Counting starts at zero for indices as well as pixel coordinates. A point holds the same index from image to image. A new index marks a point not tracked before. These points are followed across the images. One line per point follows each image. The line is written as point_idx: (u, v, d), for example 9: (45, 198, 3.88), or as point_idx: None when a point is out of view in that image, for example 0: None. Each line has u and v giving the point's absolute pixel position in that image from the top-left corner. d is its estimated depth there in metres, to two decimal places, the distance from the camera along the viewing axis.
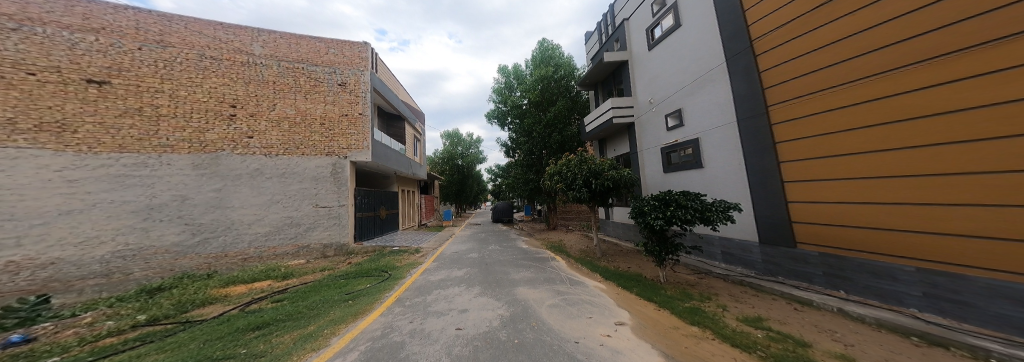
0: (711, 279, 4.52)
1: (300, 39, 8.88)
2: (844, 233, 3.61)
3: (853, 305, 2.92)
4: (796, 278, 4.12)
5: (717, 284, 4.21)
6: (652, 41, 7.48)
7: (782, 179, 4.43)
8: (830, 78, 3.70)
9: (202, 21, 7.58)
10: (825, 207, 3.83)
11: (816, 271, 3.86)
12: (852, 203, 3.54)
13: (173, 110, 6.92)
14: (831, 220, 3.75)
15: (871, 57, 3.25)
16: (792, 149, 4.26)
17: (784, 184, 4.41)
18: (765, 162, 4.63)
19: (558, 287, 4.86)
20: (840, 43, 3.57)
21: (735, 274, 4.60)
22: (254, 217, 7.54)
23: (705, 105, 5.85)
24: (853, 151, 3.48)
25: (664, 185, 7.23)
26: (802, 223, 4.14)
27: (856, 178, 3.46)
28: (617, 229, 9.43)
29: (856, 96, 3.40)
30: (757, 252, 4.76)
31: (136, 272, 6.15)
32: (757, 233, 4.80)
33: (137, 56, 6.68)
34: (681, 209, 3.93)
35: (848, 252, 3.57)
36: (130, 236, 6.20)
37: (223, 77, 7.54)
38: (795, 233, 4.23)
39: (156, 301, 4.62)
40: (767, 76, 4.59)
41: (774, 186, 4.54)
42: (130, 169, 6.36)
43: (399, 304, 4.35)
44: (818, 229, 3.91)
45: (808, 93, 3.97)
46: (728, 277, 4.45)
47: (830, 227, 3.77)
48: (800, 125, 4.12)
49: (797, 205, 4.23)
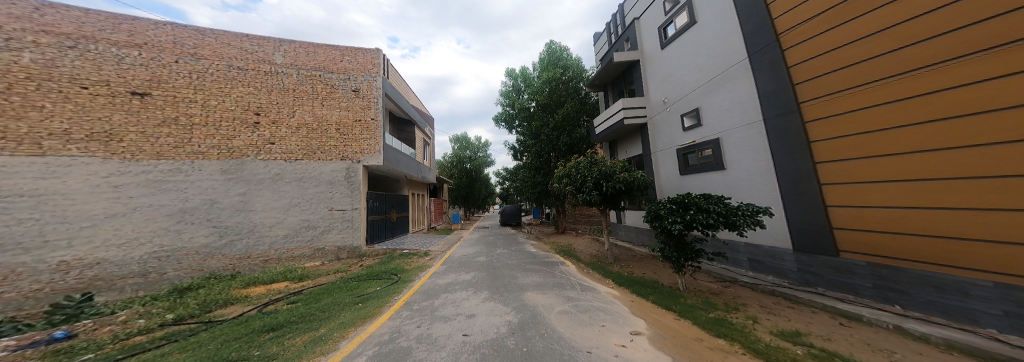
0: (737, 287, 4.18)
1: (318, 48, 9.23)
2: (895, 241, 3.19)
3: (912, 322, 2.54)
4: (838, 289, 3.69)
5: (745, 293, 3.88)
6: (666, 39, 7.17)
7: (819, 180, 4.02)
8: (867, 73, 3.33)
9: (231, 33, 8.01)
10: (870, 213, 3.42)
11: (864, 282, 3.43)
12: (902, 207, 3.13)
13: (205, 118, 7.33)
14: (880, 226, 3.33)
15: (917, 50, 2.88)
16: (827, 149, 3.87)
17: (822, 186, 4.00)
18: (798, 162, 4.24)
19: (568, 292, 4.70)
20: (879, 34, 3.21)
21: (765, 283, 4.22)
22: (275, 220, 7.86)
23: (725, 103, 5.48)
24: (899, 152, 3.09)
25: (680, 188, 6.85)
26: (846, 230, 3.71)
27: (906, 181, 3.06)
28: (630, 233, 9.11)
29: (901, 92, 3.03)
30: (792, 260, 4.35)
31: (170, 272, 6.54)
32: (791, 239, 4.41)
33: (174, 68, 7.14)
34: (702, 213, 3.66)
35: (901, 262, 3.14)
36: (165, 237, 6.61)
37: (248, 86, 7.93)
38: (836, 240, 3.81)
39: (184, 300, 4.88)
40: (796, 72, 4.22)
41: (810, 188, 4.13)
42: (166, 175, 6.78)
43: (407, 308, 4.36)
44: (865, 237, 3.48)
45: (841, 90, 3.63)
46: (757, 287, 4.07)
47: (879, 234, 3.34)
48: (835, 123, 3.74)
49: (839, 210, 3.80)
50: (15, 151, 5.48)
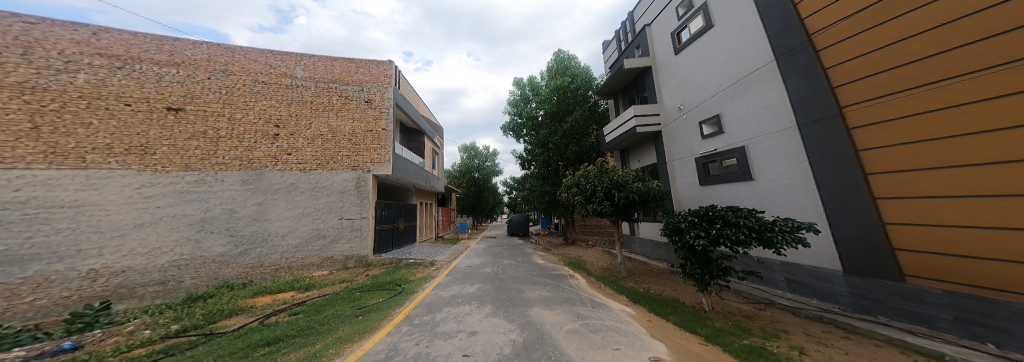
0: (775, 311, 3.64)
1: (335, 61, 9.59)
2: (988, 268, 2.41)
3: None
4: (908, 321, 2.89)
5: (785, 318, 3.37)
6: (679, 44, 6.84)
7: (873, 194, 3.25)
8: (935, 69, 2.70)
9: (257, 50, 8.46)
10: (955, 233, 2.63)
11: (942, 313, 2.65)
12: (990, 226, 2.40)
13: (230, 132, 7.67)
14: (967, 250, 2.56)
15: (999, 41, 2.29)
16: (882, 159, 3.15)
17: (876, 200, 3.23)
18: (842, 171, 3.52)
19: (578, 309, 4.34)
20: (946, 27, 2.63)
21: (809, 307, 3.61)
22: (287, 229, 8.00)
23: (749, 109, 4.95)
24: (986, 162, 2.39)
25: (700, 199, 6.29)
26: (911, 252, 2.94)
27: (997, 195, 2.34)
28: (644, 245, 8.58)
29: (982, 90, 2.39)
30: (842, 282, 3.54)
31: (187, 280, 6.69)
32: (839, 257, 3.61)
33: (207, 84, 7.55)
34: (730, 227, 3.26)
35: (996, 292, 2.36)
36: (185, 247, 6.80)
37: (270, 99, 8.28)
38: (898, 264, 3.03)
39: (191, 310, 4.94)
40: (835, 73, 3.61)
41: (858, 199, 3.38)
42: (191, 186, 7.04)
43: (408, 322, 4.16)
44: (944, 262, 2.69)
45: (899, 91, 2.97)
46: (800, 311, 3.51)
47: (968, 259, 2.55)
48: (891, 129, 3.05)
49: (903, 228, 3.02)
50: (62, 164, 5.88)
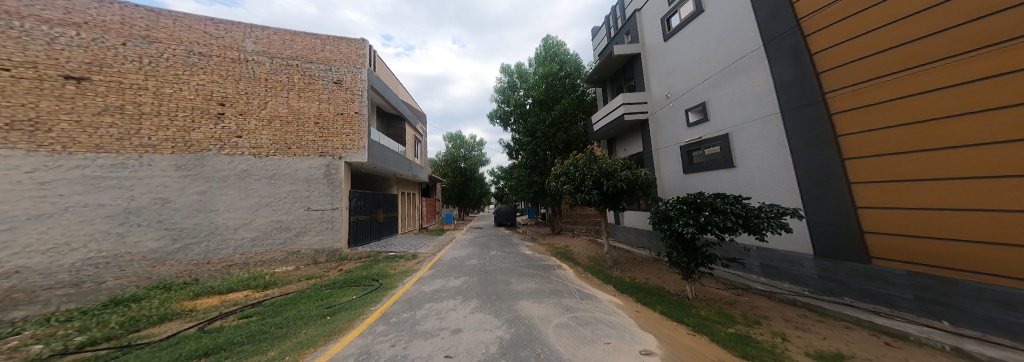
0: (752, 296, 3.72)
1: (295, 35, 8.54)
2: (953, 249, 2.55)
3: (977, 344, 2.00)
4: (872, 301, 3.06)
5: (762, 303, 3.40)
6: (669, 31, 6.92)
7: (847, 178, 3.42)
8: (915, 54, 2.78)
9: (192, 16, 7.23)
10: (919, 216, 2.80)
11: (903, 293, 2.81)
12: (956, 208, 2.55)
13: (157, 107, 6.46)
14: (930, 231, 2.72)
15: (979, 25, 2.36)
16: (858, 144, 3.29)
17: (850, 185, 3.39)
18: (822, 157, 3.64)
19: (567, 301, 4.22)
20: (925, 11, 2.70)
21: (783, 291, 3.75)
22: (241, 222, 7.05)
23: (735, 96, 5.05)
24: (957, 145, 2.51)
25: (684, 187, 6.45)
26: (879, 234, 3.12)
27: (968, 177, 2.46)
28: (629, 234, 8.80)
29: (963, 74, 2.46)
30: (812, 266, 3.72)
31: (109, 281, 5.53)
32: (813, 242, 3.79)
33: (121, 51, 6.25)
34: (718, 214, 3.18)
35: (956, 272, 2.52)
36: (103, 243, 5.61)
37: (211, 73, 7.13)
38: (866, 247, 3.21)
39: (107, 317, 4.10)
40: (821, 59, 3.70)
41: (835, 184, 3.53)
42: (107, 170, 5.83)
43: (385, 321, 3.77)
44: (910, 244, 2.85)
45: (880, 76, 3.07)
46: (776, 296, 3.58)
47: (933, 241, 2.69)
48: (869, 114, 3.17)
49: (873, 212, 3.19)
50: None
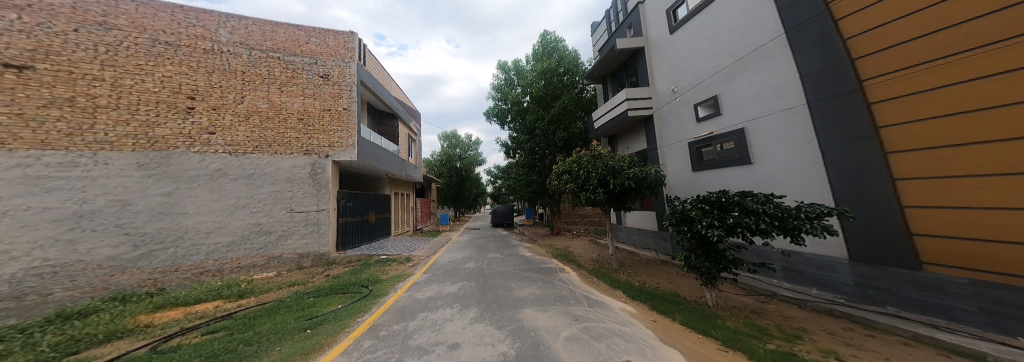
0: (779, 304, 3.46)
1: (277, 26, 8.00)
2: (1011, 255, 2.32)
3: None
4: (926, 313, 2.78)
5: (794, 312, 3.12)
6: (675, 23, 6.70)
7: (889, 174, 3.17)
8: (971, 37, 2.51)
9: (158, 3, 6.65)
10: (979, 217, 2.54)
11: (965, 304, 2.54)
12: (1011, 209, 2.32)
13: (116, 101, 5.87)
14: (988, 234, 2.48)
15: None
16: (903, 137, 3.04)
17: (894, 182, 3.15)
18: (860, 151, 3.41)
19: (574, 309, 3.88)
20: None
21: (815, 299, 3.47)
22: (214, 225, 6.55)
23: (752, 89, 4.83)
24: (1015, 139, 2.26)
25: (693, 185, 6.23)
26: (933, 236, 2.87)
27: None
28: (632, 235, 8.58)
29: (1010, 60, 2.26)
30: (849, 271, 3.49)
31: (57, 293, 4.96)
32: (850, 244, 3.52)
33: (72, 38, 5.62)
34: (748, 215, 2.86)
35: (1017, 280, 2.29)
36: (51, 250, 5.02)
37: (179, 65, 6.58)
38: (916, 251, 2.96)
39: (39, 337, 3.58)
40: (855, 44, 3.44)
41: (877, 180, 3.28)
42: (55, 169, 5.22)
43: (372, 335, 3.35)
44: (969, 248, 2.60)
45: (926, 61, 2.82)
46: (808, 304, 3.32)
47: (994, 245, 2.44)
48: (915, 103, 2.93)
49: (925, 212, 2.93)
50: None
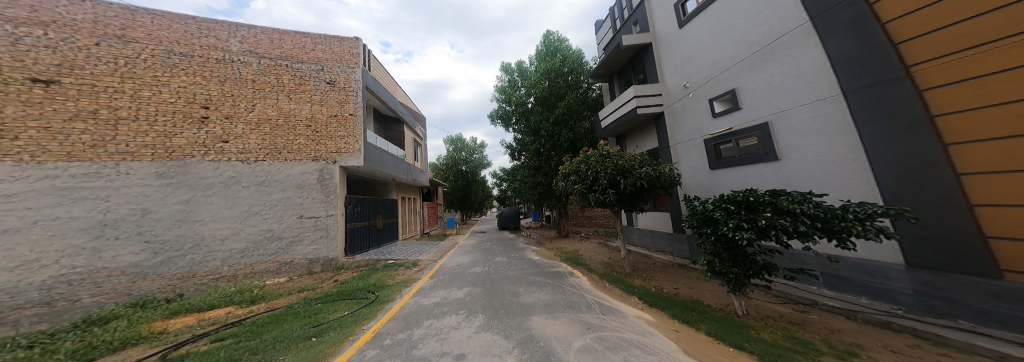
0: (822, 314, 3.13)
1: (284, 34, 8.13)
2: None
3: None
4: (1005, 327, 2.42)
5: (842, 325, 2.79)
6: (683, 16, 6.47)
7: (951, 167, 2.76)
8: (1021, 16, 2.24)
9: (172, 15, 6.84)
10: None
11: None
12: None
13: (135, 112, 6.04)
14: None
15: None
16: (970, 126, 2.64)
17: (959, 178, 2.73)
18: (909, 145, 3.04)
19: (586, 317, 3.65)
20: None
21: (865, 309, 3.12)
22: (228, 232, 6.63)
23: (774, 81, 4.53)
24: None
25: (711, 184, 5.94)
26: (1010, 240, 2.43)
27: None
28: (644, 237, 8.24)
29: None
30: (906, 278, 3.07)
31: (85, 299, 5.11)
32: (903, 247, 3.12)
33: (93, 52, 5.82)
34: (783, 216, 2.58)
35: None
36: (77, 258, 5.16)
37: (193, 75, 6.73)
38: (993, 257, 2.50)
39: (59, 344, 3.56)
40: (897, 27, 3.11)
41: (934, 175, 2.89)
42: (80, 180, 5.41)
43: (376, 344, 3.20)
44: None
45: (989, 40, 2.46)
46: (859, 315, 2.98)
47: None
48: (983, 87, 2.54)
49: (999, 211, 2.50)
50: None
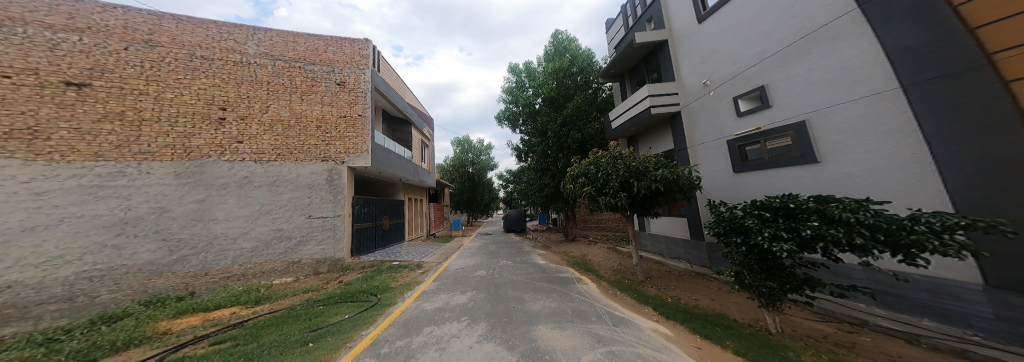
0: (876, 337, 2.73)
1: (298, 37, 8.27)
2: None
3: None
4: None
5: (904, 351, 2.41)
6: (704, 11, 6.12)
7: None
8: None
9: (194, 20, 7.06)
10: None
11: None
12: None
13: (157, 113, 6.24)
14: None
15: None
16: None
17: None
18: (985, 147, 2.52)
19: (597, 328, 3.35)
20: None
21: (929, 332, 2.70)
22: (240, 231, 6.73)
23: (812, 75, 4.10)
24: None
25: (735, 188, 5.51)
26: None
27: None
28: (658, 243, 7.79)
29: None
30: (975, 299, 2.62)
31: (104, 295, 5.28)
32: (973, 264, 2.62)
33: (123, 56, 6.09)
34: (835, 227, 2.22)
35: None
36: (99, 254, 5.36)
37: (213, 77, 6.90)
38: None
39: (65, 343, 3.59)
40: (971, 9, 2.58)
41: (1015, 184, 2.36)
42: (105, 179, 5.61)
43: (374, 352, 3.05)
44: None
45: None
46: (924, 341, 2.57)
47: None
48: None
49: None
50: None
